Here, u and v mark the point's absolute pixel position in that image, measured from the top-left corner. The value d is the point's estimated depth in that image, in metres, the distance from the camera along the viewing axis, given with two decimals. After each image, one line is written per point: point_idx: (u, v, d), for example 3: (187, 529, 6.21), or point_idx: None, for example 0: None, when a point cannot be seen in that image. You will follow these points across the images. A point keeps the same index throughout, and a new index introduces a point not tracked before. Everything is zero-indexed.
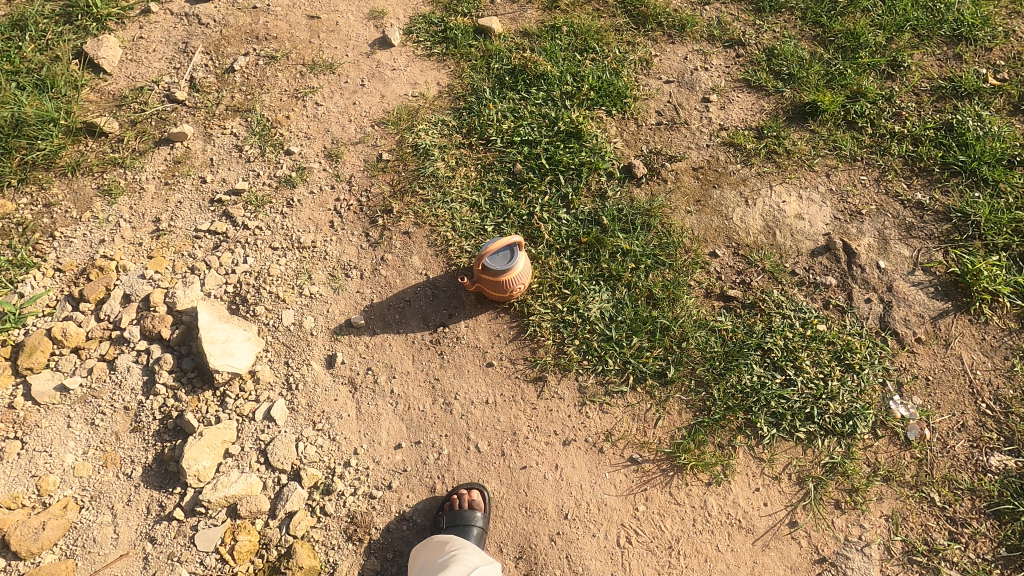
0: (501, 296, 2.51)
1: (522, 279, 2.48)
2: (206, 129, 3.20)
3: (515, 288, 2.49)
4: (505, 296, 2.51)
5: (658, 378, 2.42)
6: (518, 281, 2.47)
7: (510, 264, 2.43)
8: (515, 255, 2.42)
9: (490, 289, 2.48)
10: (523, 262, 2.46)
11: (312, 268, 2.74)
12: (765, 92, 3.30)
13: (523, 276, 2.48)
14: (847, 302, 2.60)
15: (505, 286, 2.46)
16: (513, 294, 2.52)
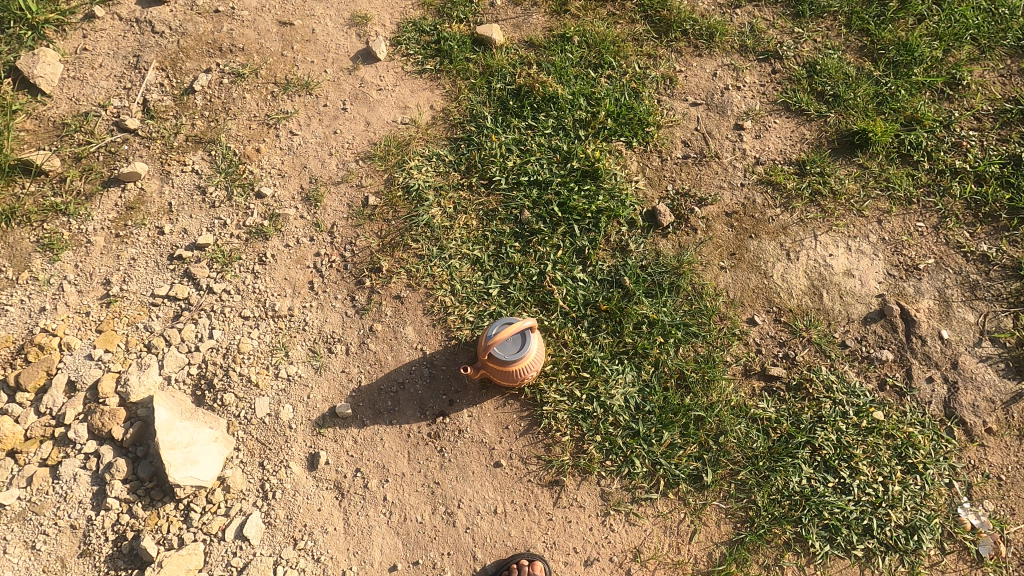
0: (509, 384, 2.17)
1: (535, 364, 2.13)
2: (162, 165, 2.75)
3: (527, 375, 2.14)
4: (514, 383, 2.17)
5: (692, 481, 2.11)
6: (531, 367, 2.12)
7: (521, 349, 2.08)
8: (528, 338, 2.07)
9: (497, 377, 2.14)
10: (536, 345, 2.11)
11: (290, 342, 2.36)
12: (807, 116, 2.87)
13: (536, 361, 2.13)
14: (906, 383, 2.27)
15: (515, 373, 2.11)
16: (523, 381, 2.17)
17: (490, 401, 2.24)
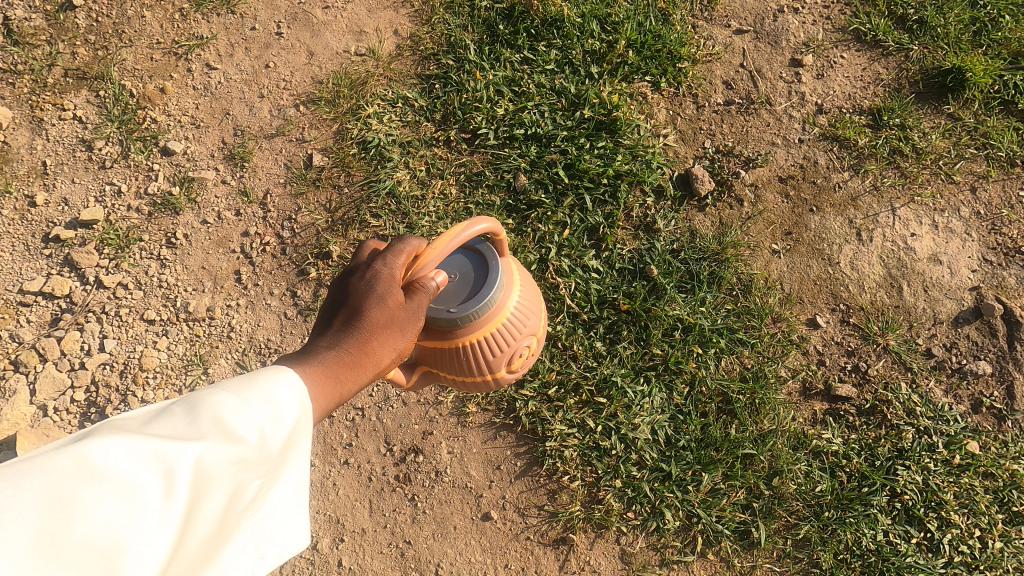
0: (477, 377, 1.24)
1: (522, 317, 1.23)
2: (34, 111, 2.07)
3: (507, 344, 1.21)
4: (488, 372, 1.24)
5: (739, 539, 1.63)
6: (510, 323, 1.21)
7: (476, 282, 1.15)
8: (493, 257, 1.16)
9: (442, 358, 1.19)
10: (514, 284, 1.22)
11: (211, 354, 1.80)
12: (883, 49, 2.23)
13: (522, 313, 1.23)
14: (1006, 405, 1.78)
15: (464, 331, 1.16)
16: (509, 368, 1.27)
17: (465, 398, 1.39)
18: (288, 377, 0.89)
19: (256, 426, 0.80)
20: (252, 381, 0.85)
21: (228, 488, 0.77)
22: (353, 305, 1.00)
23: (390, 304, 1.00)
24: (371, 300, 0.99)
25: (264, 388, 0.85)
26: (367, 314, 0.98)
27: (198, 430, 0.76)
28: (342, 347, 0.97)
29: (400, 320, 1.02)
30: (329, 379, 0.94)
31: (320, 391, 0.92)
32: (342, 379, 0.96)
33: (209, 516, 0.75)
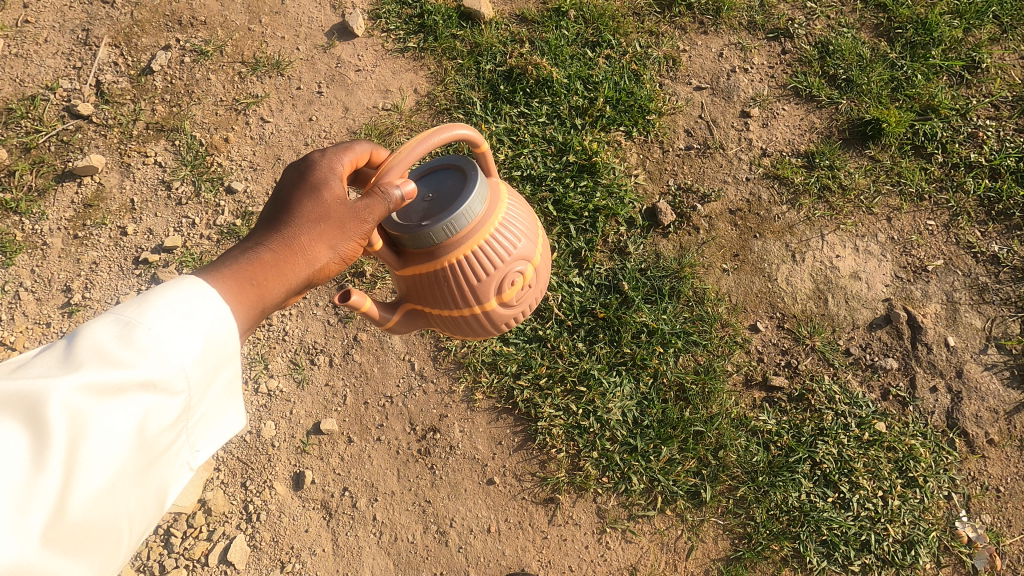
0: (464, 302, 1.34)
1: (504, 236, 1.32)
2: (122, 157, 2.54)
3: (489, 263, 1.31)
4: (476, 297, 1.34)
5: (690, 498, 2.06)
6: (490, 240, 1.30)
7: (449, 194, 1.27)
8: (472, 169, 1.28)
9: (425, 276, 1.31)
10: (499, 204, 1.33)
11: (270, 353, 2.24)
12: (817, 103, 2.70)
13: (505, 233, 1.32)
14: (909, 393, 2.21)
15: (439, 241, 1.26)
16: (495, 293, 1.36)
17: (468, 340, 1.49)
18: (195, 288, 1.00)
19: (132, 355, 0.90)
20: (141, 307, 0.95)
21: (118, 406, 0.89)
22: (290, 206, 1.16)
23: (327, 206, 1.16)
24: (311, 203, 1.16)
25: (188, 274, 1.02)
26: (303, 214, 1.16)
27: (76, 362, 0.87)
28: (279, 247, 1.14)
29: (329, 213, 1.16)
30: (260, 279, 1.11)
31: (252, 287, 1.09)
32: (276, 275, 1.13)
33: (99, 441, 0.87)
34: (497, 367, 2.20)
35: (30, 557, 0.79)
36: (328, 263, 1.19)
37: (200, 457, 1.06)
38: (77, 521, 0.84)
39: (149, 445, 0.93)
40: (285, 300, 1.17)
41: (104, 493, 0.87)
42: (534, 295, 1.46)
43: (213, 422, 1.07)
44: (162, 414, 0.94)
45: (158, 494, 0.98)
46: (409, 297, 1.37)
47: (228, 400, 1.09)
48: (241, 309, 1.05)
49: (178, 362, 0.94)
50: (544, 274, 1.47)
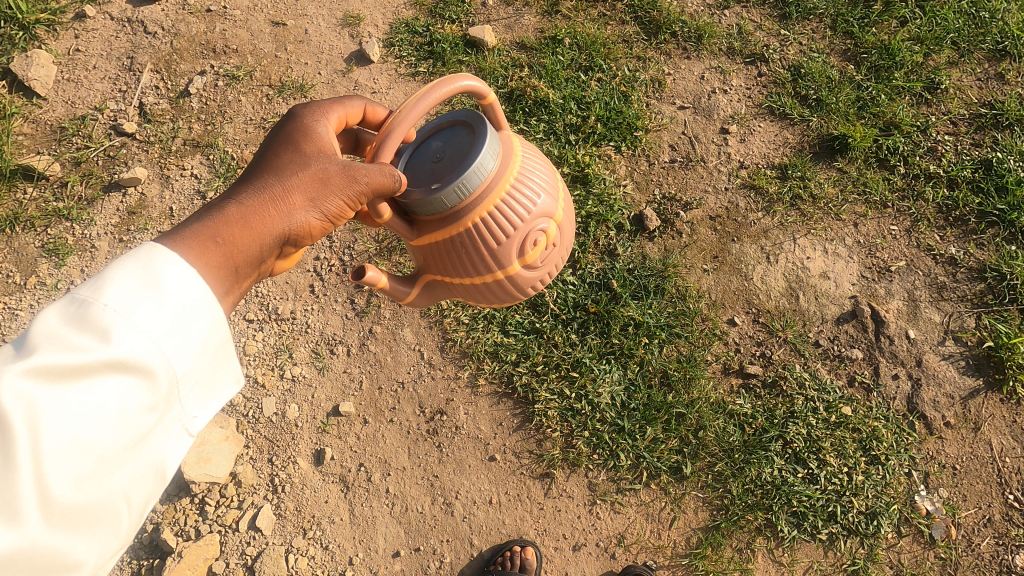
0: (488, 267, 1.48)
1: (521, 198, 1.44)
2: (162, 170, 2.83)
3: (508, 226, 1.43)
4: (498, 262, 1.48)
5: (673, 473, 2.28)
6: (507, 202, 1.42)
7: (457, 157, 1.37)
8: (481, 131, 1.37)
9: (447, 245, 1.44)
10: (512, 164, 1.44)
11: (294, 343, 2.49)
12: (790, 120, 2.94)
13: (521, 195, 1.44)
14: (873, 380, 2.43)
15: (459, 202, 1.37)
16: (518, 254, 1.49)
17: (492, 306, 1.64)
18: (157, 259, 1.01)
19: (90, 337, 0.90)
20: (100, 285, 0.95)
21: (82, 388, 0.90)
22: (272, 158, 1.33)
23: (304, 151, 1.33)
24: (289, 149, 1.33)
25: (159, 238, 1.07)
26: (283, 160, 1.32)
27: (31, 348, 0.88)
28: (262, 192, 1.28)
29: (308, 170, 1.31)
30: (244, 225, 1.22)
31: (235, 229, 1.20)
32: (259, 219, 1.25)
33: (68, 424, 0.88)
34: (498, 356, 2.43)
35: (24, 545, 0.84)
36: (305, 219, 1.32)
37: (196, 422, 1.09)
38: (64, 505, 0.88)
39: (127, 422, 0.94)
40: (262, 255, 1.26)
41: (84, 476, 0.90)
42: (556, 253, 1.60)
43: (206, 386, 1.10)
44: (136, 390, 0.95)
45: (154, 464, 1.02)
46: (433, 268, 1.52)
47: (220, 365, 1.10)
48: (211, 264, 1.09)
49: (145, 336, 0.95)
50: (565, 231, 1.60)
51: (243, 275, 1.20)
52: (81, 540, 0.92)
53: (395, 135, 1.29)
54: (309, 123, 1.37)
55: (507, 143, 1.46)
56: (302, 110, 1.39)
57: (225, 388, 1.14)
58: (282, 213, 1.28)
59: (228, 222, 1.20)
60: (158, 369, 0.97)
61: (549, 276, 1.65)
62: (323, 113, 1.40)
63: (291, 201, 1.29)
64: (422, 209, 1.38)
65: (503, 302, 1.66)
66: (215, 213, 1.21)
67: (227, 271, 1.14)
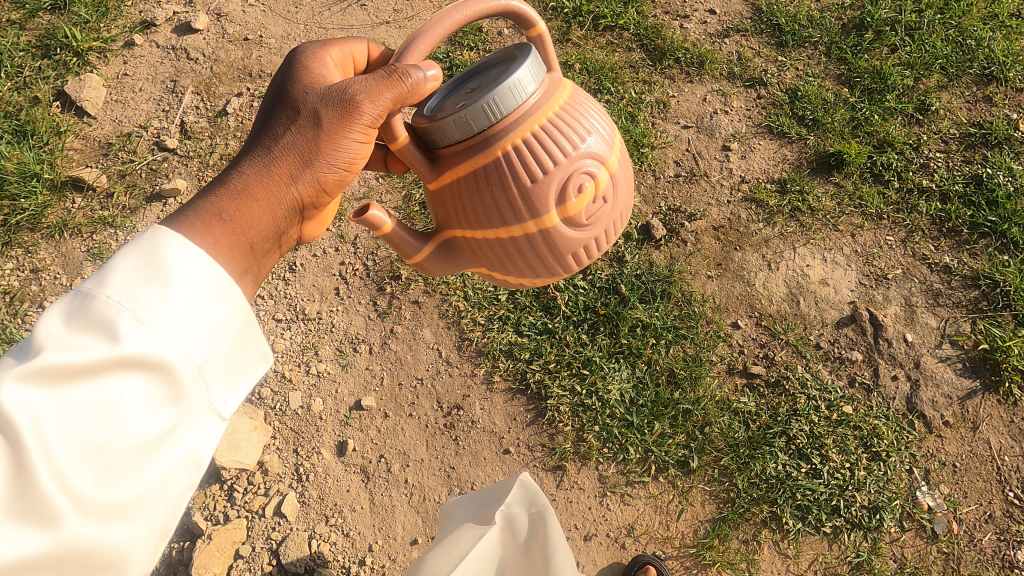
0: (520, 213, 1.34)
1: (566, 133, 1.33)
2: (200, 182, 3.04)
3: (547, 160, 1.31)
4: (534, 207, 1.34)
5: (680, 467, 2.39)
6: (549, 134, 1.32)
7: (494, 78, 1.32)
8: (522, 53, 1.32)
9: (474, 178, 1.33)
10: (558, 98, 1.36)
11: (319, 342, 2.64)
12: (788, 138, 3.10)
13: (567, 130, 1.33)
14: (873, 380, 2.53)
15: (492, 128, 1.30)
16: (557, 201, 1.35)
17: (526, 272, 1.47)
18: (155, 247, 0.99)
19: (94, 339, 0.90)
20: (102, 277, 0.95)
21: (87, 389, 0.89)
22: (266, 124, 1.35)
23: (291, 107, 1.33)
24: (278, 113, 1.34)
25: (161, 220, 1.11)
26: (275, 123, 1.33)
27: (38, 352, 0.89)
28: (259, 161, 1.30)
29: (305, 117, 1.32)
30: (247, 199, 1.24)
31: (238, 204, 1.22)
32: (262, 191, 1.27)
33: (74, 426, 0.88)
34: (512, 354, 2.56)
35: (58, 546, 0.86)
36: (316, 174, 1.34)
37: (225, 405, 1.05)
38: (92, 502, 0.89)
39: (140, 416, 0.93)
40: (277, 228, 1.29)
41: (100, 475, 0.90)
42: (608, 213, 1.43)
43: (235, 369, 1.06)
44: (145, 382, 0.93)
45: (186, 457, 1.00)
46: (457, 215, 1.40)
47: (246, 346, 1.06)
48: (218, 239, 1.12)
49: (145, 325, 0.93)
50: (621, 188, 1.44)
51: (264, 246, 1.24)
52: (124, 537, 0.93)
53: (423, 40, 1.28)
54: (306, 68, 1.38)
55: (555, 80, 1.39)
56: (290, 62, 1.40)
57: (257, 369, 1.10)
58: (291, 173, 1.31)
59: (239, 193, 1.24)
60: (167, 360, 0.94)
61: (598, 244, 1.47)
62: (321, 54, 1.42)
63: (297, 158, 1.31)
64: (447, 129, 1.29)
65: (541, 273, 1.47)
66: (227, 185, 1.26)
67: (241, 243, 1.16)
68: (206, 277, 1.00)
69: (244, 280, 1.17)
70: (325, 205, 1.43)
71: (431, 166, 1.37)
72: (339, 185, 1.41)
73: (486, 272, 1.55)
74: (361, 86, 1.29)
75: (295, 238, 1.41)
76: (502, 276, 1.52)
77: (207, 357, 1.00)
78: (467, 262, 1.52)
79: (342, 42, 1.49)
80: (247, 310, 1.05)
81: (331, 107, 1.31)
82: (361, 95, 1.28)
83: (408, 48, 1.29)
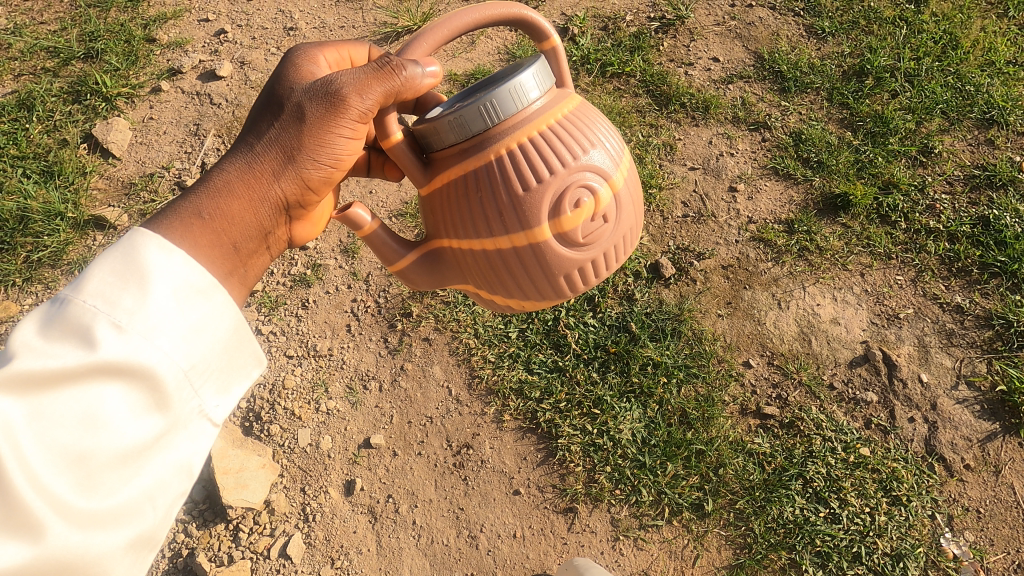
0: (510, 223, 1.35)
1: (567, 143, 1.35)
2: None
3: (543, 169, 1.32)
4: (525, 217, 1.34)
5: (694, 510, 2.34)
6: (549, 143, 1.33)
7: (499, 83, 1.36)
8: (529, 60, 1.38)
9: (465, 183, 1.36)
10: (562, 108, 1.39)
11: (329, 378, 2.64)
12: (794, 180, 3.15)
13: (568, 140, 1.35)
14: (889, 422, 2.50)
15: (489, 134, 1.33)
16: (551, 214, 1.35)
17: (514, 291, 1.46)
18: (135, 249, 1.06)
19: (72, 346, 0.96)
20: (79, 284, 1.01)
21: (65, 396, 0.94)
22: (252, 129, 1.42)
23: (275, 110, 1.40)
24: (264, 117, 1.41)
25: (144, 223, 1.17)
26: (260, 125, 1.40)
27: (13, 359, 0.93)
28: (240, 162, 1.37)
29: (289, 114, 1.38)
30: (230, 202, 1.31)
31: (222, 208, 1.29)
32: (244, 193, 1.34)
33: (52, 431, 0.93)
34: (522, 393, 2.55)
35: (45, 555, 0.91)
36: (299, 177, 1.42)
37: (216, 411, 1.11)
38: (76, 510, 0.94)
39: (122, 421, 0.98)
40: (259, 231, 1.36)
41: (81, 481, 0.95)
42: (609, 234, 1.42)
43: (224, 374, 1.12)
44: (125, 387, 0.98)
45: (173, 466, 1.05)
46: (446, 223, 1.42)
47: (236, 350, 1.14)
48: (201, 242, 1.20)
49: (124, 328, 0.98)
50: (623, 210, 1.43)
51: (248, 247, 1.32)
52: (109, 545, 0.97)
53: (427, 39, 1.37)
54: (295, 66, 1.45)
55: (563, 92, 1.43)
56: (282, 64, 1.47)
57: (249, 372, 1.18)
58: (274, 169, 1.38)
59: (220, 191, 1.32)
60: (149, 366, 0.99)
61: (595, 266, 1.44)
62: (314, 55, 1.50)
63: (279, 158, 1.38)
64: (444, 131, 1.33)
65: (530, 292, 1.46)
66: (210, 184, 1.33)
67: (223, 242, 1.24)
68: (187, 281, 1.07)
69: (229, 279, 1.26)
70: (312, 204, 1.51)
71: (424, 169, 1.41)
72: (325, 182, 1.48)
73: (473, 288, 1.54)
74: (349, 79, 1.34)
75: (283, 239, 1.49)
76: (490, 293, 1.51)
77: (193, 361, 1.05)
78: (453, 275, 1.53)
79: (341, 45, 1.60)
80: (233, 311, 1.13)
81: (316, 103, 1.37)
82: (348, 88, 1.34)
83: (411, 46, 1.37)
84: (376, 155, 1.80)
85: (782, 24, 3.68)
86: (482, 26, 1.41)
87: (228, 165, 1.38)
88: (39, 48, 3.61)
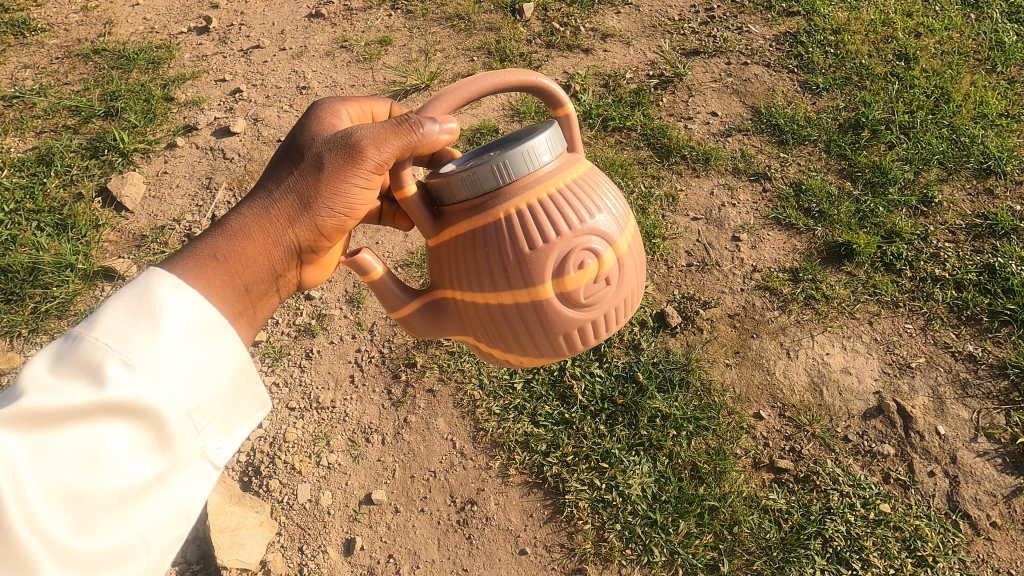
0: (514, 279, 1.35)
1: (573, 206, 1.36)
2: None
3: (549, 229, 1.33)
4: (528, 274, 1.35)
5: (709, 571, 2.23)
6: (556, 205, 1.35)
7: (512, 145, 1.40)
8: (543, 126, 1.42)
9: (472, 238, 1.37)
10: (572, 172, 1.41)
11: (331, 431, 2.59)
12: (796, 229, 3.17)
13: (576, 203, 1.36)
14: (909, 476, 2.41)
15: (500, 192, 1.35)
16: (554, 273, 1.35)
17: (514, 349, 1.45)
18: (149, 288, 1.06)
19: (79, 384, 0.95)
20: (93, 324, 1.00)
21: (67, 434, 0.93)
22: (272, 175, 1.45)
23: (294, 158, 1.44)
24: (284, 163, 1.45)
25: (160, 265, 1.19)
26: (280, 172, 1.44)
27: (21, 394, 0.92)
28: (255, 207, 1.40)
29: (308, 163, 1.42)
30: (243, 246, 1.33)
31: (235, 251, 1.30)
32: (258, 238, 1.36)
33: (52, 468, 0.91)
34: (528, 446, 2.49)
35: None
36: (314, 222, 1.44)
37: (218, 455, 1.09)
38: (69, 552, 0.90)
39: (123, 459, 0.96)
40: (270, 275, 1.37)
41: (77, 521, 0.92)
42: (610, 296, 1.42)
43: (228, 416, 1.11)
44: (130, 425, 0.97)
45: (171, 509, 1.02)
46: (451, 276, 1.43)
47: (242, 391, 1.12)
48: (215, 286, 1.22)
49: (134, 366, 0.97)
50: (626, 273, 1.44)
51: (258, 288, 1.33)
52: None
53: (446, 101, 1.41)
54: (317, 118, 1.50)
55: (574, 157, 1.46)
56: (306, 113, 1.52)
57: (252, 415, 1.16)
58: (289, 215, 1.40)
59: (236, 234, 1.34)
60: (155, 406, 0.98)
61: (595, 327, 1.44)
62: (337, 109, 1.55)
63: (294, 205, 1.41)
64: (456, 186, 1.36)
65: (530, 348, 1.45)
66: (226, 227, 1.36)
67: (235, 284, 1.25)
68: (199, 320, 1.07)
69: (239, 321, 1.26)
70: (324, 249, 1.52)
71: (434, 221, 1.43)
72: (338, 229, 1.50)
73: (473, 340, 1.53)
74: (368, 132, 1.38)
75: (293, 281, 1.50)
76: (489, 346, 1.49)
77: (198, 401, 1.04)
78: (454, 326, 1.52)
79: (363, 100, 1.66)
80: (240, 351, 1.12)
81: (334, 153, 1.41)
82: (366, 140, 1.38)
83: (431, 105, 1.41)
84: (389, 206, 1.83)
85: (777, 80, 3.82)
86: (499, 92, 1.45)
87: (246, 209, 1.41)
88: (62, 107, 3.76)
